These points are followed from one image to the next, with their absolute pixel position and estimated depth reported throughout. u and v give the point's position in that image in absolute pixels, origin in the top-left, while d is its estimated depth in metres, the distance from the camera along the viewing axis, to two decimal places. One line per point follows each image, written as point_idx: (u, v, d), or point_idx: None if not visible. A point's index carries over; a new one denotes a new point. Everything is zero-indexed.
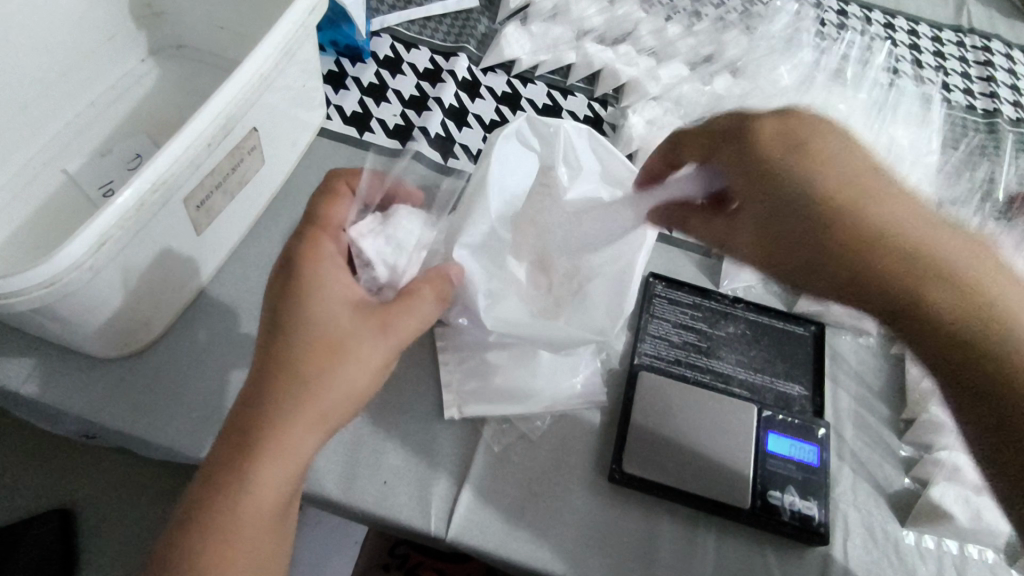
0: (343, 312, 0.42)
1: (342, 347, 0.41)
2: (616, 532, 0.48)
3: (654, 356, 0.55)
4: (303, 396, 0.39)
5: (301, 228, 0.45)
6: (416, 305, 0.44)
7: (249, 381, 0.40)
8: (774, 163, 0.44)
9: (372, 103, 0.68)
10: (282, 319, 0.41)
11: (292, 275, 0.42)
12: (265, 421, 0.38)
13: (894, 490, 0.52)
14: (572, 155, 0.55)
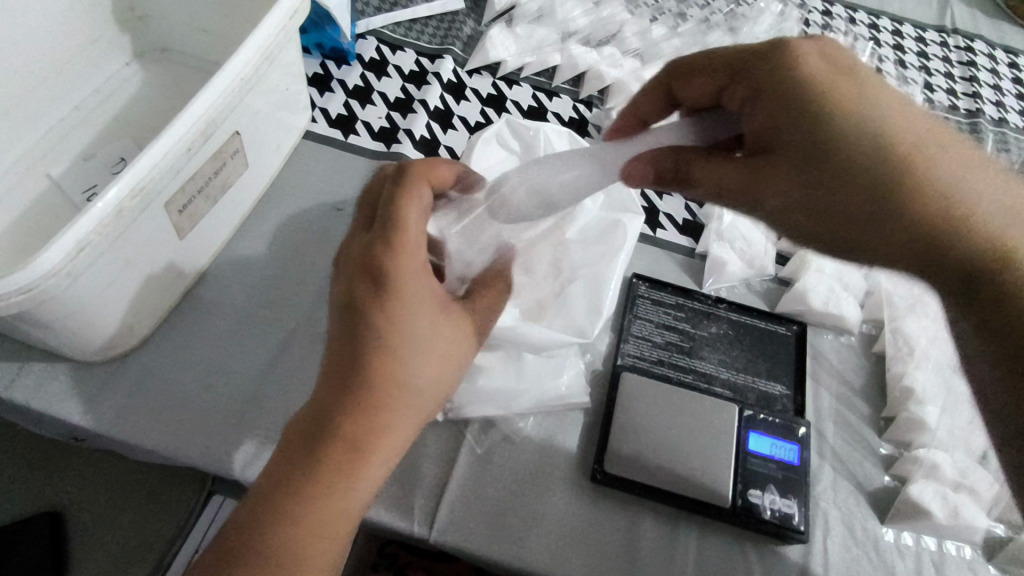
0: (445, 325, 0.41)
1: (447, 360, 0.41)
2: (599, 531, 0.48)
3: (637, 356, 0.55)
4: (407, 410, 0.39)
5: (384, 232, 0.39)
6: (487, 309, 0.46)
7: (359, 390, 0.37)
8: (795, 92, 0.42)
9: (357, 106, 0.68)
10: (390, 340, 0.38)
11: (396, 292, 0.38)
12: (375, 443, 0.38)
13: (874, 487, 0.52)
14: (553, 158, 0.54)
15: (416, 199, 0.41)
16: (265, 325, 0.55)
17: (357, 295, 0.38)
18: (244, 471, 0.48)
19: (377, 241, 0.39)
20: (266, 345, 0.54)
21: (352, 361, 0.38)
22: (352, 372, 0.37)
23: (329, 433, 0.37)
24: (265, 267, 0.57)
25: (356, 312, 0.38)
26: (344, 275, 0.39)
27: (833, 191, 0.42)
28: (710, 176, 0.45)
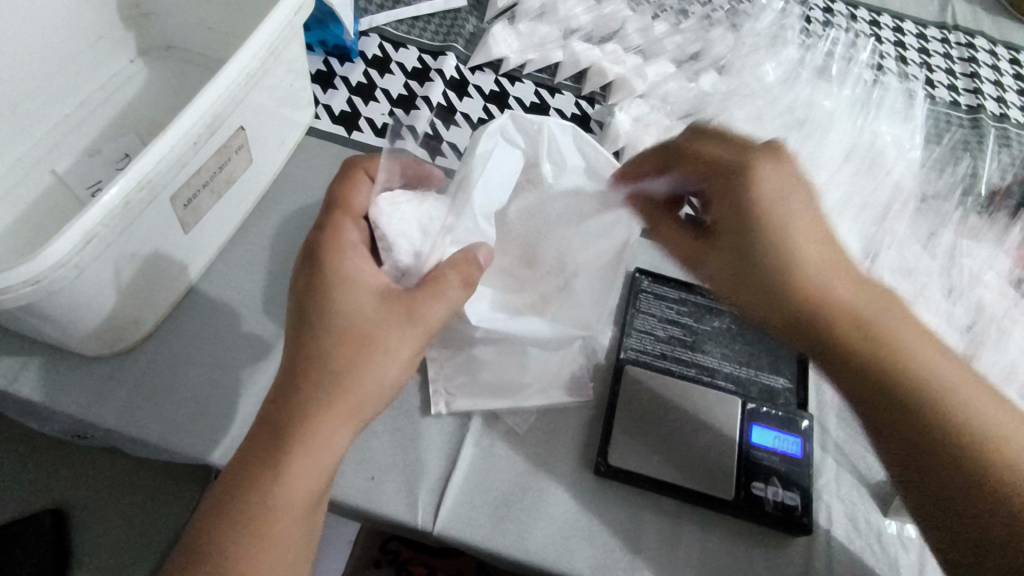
0: (368, 301, 0.43)
1: (367, 335, 0.42)
2: (601, 524, 0.48)
3: (640, 350, 0.55)
4: (330, 382, 0.40)
5: (320, 234, 0.45)
6: (442, 289, 0.44)
7: (285, 363, 0.41)
8: (800, 199, 0.46)
9: (360, 102, 0.68)
10: (303, 323, 0.42)
11: (318, 282, 0.43)
12: (298, 416, 0.40)
13: (877, 479, 0.52)
14: (555, 150, 0.53)
15: (350, 203, 0.47)
16: (269, 318, 0.55)
17: (297, 291, 0.44)
18: None
19: (313, 242, 0.45)
20: (270, 339, 0.54)
21: (289, 351, 0.42)
22: (287, 359, 0.42)
23: (267, 413, 0.41)
24: (268, 262, 0.58)
25: (300, 294, 0.43)
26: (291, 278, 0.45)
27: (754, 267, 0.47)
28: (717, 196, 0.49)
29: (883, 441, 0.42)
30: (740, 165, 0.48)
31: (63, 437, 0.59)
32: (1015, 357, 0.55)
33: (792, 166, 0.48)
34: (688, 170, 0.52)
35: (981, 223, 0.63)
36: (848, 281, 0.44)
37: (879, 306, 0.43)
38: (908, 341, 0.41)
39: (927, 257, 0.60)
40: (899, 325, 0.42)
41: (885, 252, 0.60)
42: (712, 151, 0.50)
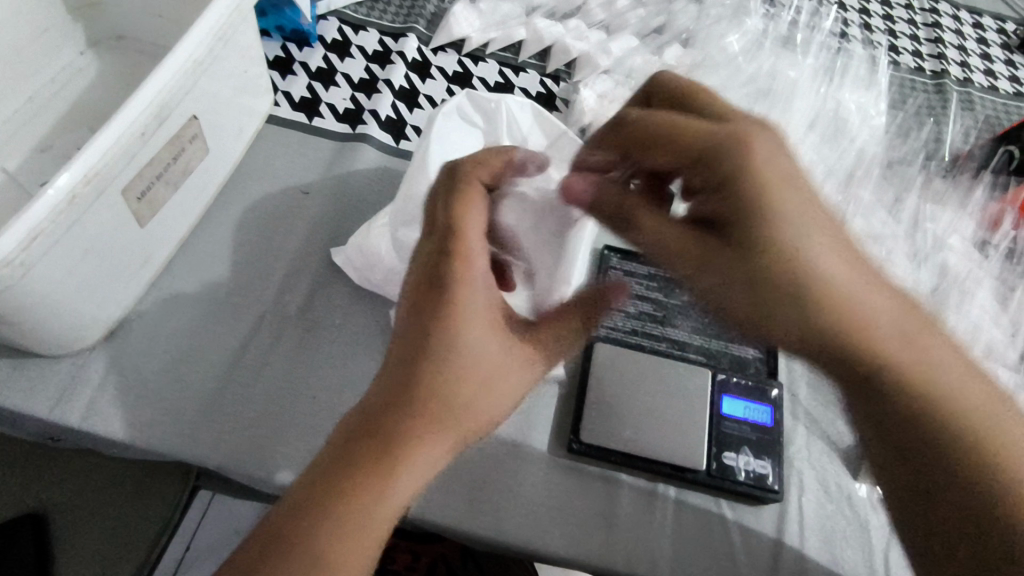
0: (492, 340, 0.39)
1: (498, 375, 0.39)
2: (576, 500, 0.48)
3: (611, 327, 0.55)
4: (452, 421, 0.36)
5: (445, 242, 0.39)
6: (554, 328, 0.44)
7: (399, 380, 0.36)
8: (774, 211, 0.37)
9: (321, 88, 0.67)
10: (462, 348, 0.37)
11: (445, 304, 0.38)
12: (411, 443, 0.35)
13: (847, 444, 0.53)
14: (515, 129, 0.52)
15: (474, 209, 0.41)
16: (234, 310, 0.54)
17: (414, 305, 0.38)
18: (218, 459, 0.47)
19: (434, 254, 0.39)
20: (235, 331, 0.53)
21: (402, 367, 0.37)
22: (401, 373, 0.36)
23: (370, 425, 0.35)
24: (232, 254, 0.56)
25: (417, 312, 0.38)
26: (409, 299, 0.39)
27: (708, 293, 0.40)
28: (653, 227, 0.42)
29: (874, 453, 0.41)
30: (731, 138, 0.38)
31: (33, 440, 0.57)
32: (978, 317, 0.55)
33: (759, 166, 0.37)
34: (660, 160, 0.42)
35: (945, 187, 0.63)
36: (867, 277, 0.38)
37: (863, 303, 0.37)
38: (900, 354, 0.37)
39: (892, 222, 0.61)
40: (936, 354, 0.38)
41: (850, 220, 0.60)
42: (667, 156, 0.41)
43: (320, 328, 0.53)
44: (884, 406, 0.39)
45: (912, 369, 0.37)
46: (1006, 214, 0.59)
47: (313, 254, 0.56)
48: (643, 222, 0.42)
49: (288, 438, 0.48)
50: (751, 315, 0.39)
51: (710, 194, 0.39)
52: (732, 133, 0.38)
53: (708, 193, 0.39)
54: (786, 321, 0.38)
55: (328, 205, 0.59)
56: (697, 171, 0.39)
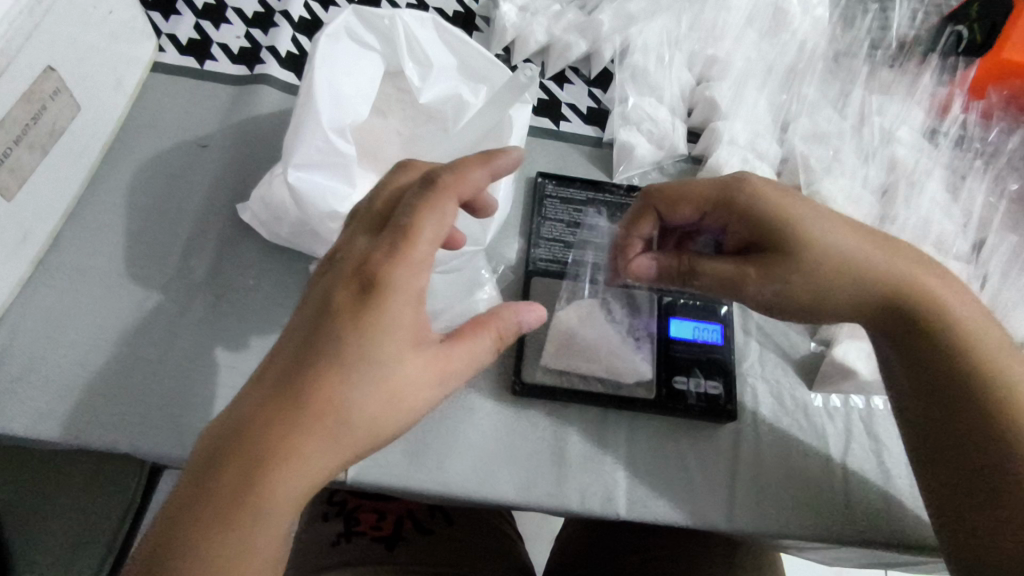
0: (408, 355, 0.33)
1: (400, 405, 0.33)
2: (524, 442, 0.46)
3: (549, 260, 0.52)
4: (328, 440, 0.32)
5: (391, 230, 0.34)
6: (471, 343, 0.36)
7: (297, 387, 0.32)
8: (776, 213, 0.42)
9: (210, 27, 0.60)
10: (359, 357, 0.32)
11: (368, 309, 0.32)
12: (279, 453, 0.31)
13: (801, 355, 0.51)
14: (417, 49, 0.47)
15: (442, 212, 0.35)
16: (134, 281, 0.49)
17: (333, 302, 0.33)
18: (132, 443, 0.44)
19: (379, 244, 0.34)
20: (140, 304, 0.48)
21: (295, 363, 0.32)
22: (294, 368, 0.32)
23: (241, 422, 0.31)
24: (127, 220, 0.51)
25: (327, 317, 0.33)
26: (327, 291, 0.34)
27: (767, 296, 0.44)
28: (720, 273, 0.44)
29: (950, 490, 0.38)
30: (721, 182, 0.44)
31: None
32: (928, 210, 0.53)
33: (773, 195, 0.43)
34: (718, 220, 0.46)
35: (892, 77, 0.60)
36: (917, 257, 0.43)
37: (887, 260, 0.42)
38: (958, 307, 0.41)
39: (837, 118, 0.57)
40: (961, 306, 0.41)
41: (795, 122, 0.57)
42: (687, 201, 0.46)
43: (235, 292, 0.49)
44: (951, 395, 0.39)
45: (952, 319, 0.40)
46: (955, 99, 0.57)
47: (219, 213, 0.52)
48: (703, 271, 0.44)
49: (210, 413, 0.45)
50: (817, 288, 0.42)
51: (743, 224, 0.44)
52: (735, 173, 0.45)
53: (734, 226, 0.45)
54: (838, 289, 0.42)
55: (231, 158, 0.54)
56: (723, 212, 0.44)
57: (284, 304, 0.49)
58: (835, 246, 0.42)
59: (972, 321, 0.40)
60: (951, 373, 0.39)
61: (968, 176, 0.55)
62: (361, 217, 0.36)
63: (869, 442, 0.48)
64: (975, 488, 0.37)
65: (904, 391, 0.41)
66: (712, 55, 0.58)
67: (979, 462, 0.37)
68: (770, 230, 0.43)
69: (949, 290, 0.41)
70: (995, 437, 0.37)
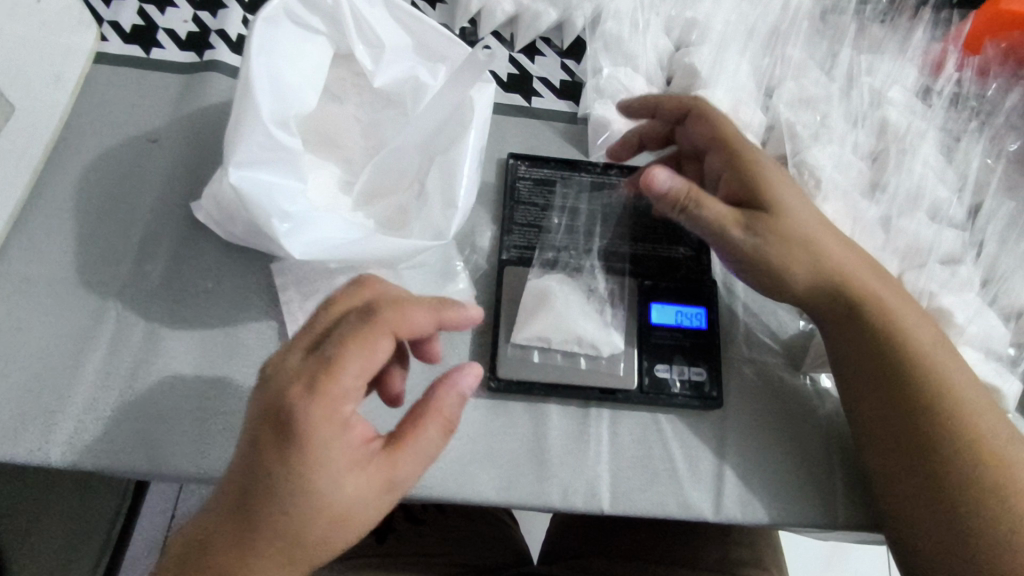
0: (349, 475, 0.33)
1: (347, 519, 0.34)
2: (502, 439, 0.44)
3: (523, 247, 0.49)
4: (284, 553, 0.33)
5: (317, 362, 0.34)
6: (415, 445, 0.36)
7: (238, 514, 0.32)
8: (761, 166, 0.44)
9: (155, 11, 0.56)
10: (295, 486, 0.32)
11: (296, 446, 0.32)
12: (241, 574, 0.32)
13: (789, 334, 0.49)
14: (365, 27, 0.43)
15: (372, 348, 0.35)
16: (87, 290, 0.46)
17: (259, 436, 0.33)
18: (94, 460, 0.42)
19: (303, 373, 0.34)
20: (94, 313, 0.45)
21: (237, 491, 0.33)
22: (236, 498, 0.33)
23: (201, 543, 0.33)
24: (75, 225, 0.48)
25: (255, 451, 0.33)
26: (256, 422, 0.34)
27: (748, 245, 0.42)
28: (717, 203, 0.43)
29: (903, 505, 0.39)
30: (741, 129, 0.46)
31: None
32: (921, 176, 0.50)
33: (760, 155, 0.45)
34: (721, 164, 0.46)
35: (883, 33, 0.56)
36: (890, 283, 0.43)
37: (838, 242, 0.43)
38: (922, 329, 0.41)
39: (825, 81, 0.54)
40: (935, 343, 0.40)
41: (780, 87, 0.54)
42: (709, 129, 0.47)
43: (194, 296, 0.46)
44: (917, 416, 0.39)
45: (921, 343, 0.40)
46: (949, 56, 0.54)
47: (174, 213, 0.49)
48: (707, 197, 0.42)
49: (174, 425, 0.43)
50: (794, 238, 0.42)
51: (733, 173, 0.45)
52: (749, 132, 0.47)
53: (728, 173, 0.45)
54: (799, 255, 0.42)
55: (184, 152, 0.51)
56: (724, 154, 0.45)
57: (247, 306, 0.47)
58: (808, 224, 0.42)
59: (911, 316, 0.41)
60: (887, 361, 0.40)
61: (963, 137, 0.52)
62: (303, 333, 0.36)
63: None
64: (914, 468, 0.38)
65: (846, 368, 0.42)
66: (691, 19, 0.55)
67: (912, 449, 0.38)
68: (756, 181, 0.43)
69: (884, 285, 0.42)
70: (928, 421, 0.38)
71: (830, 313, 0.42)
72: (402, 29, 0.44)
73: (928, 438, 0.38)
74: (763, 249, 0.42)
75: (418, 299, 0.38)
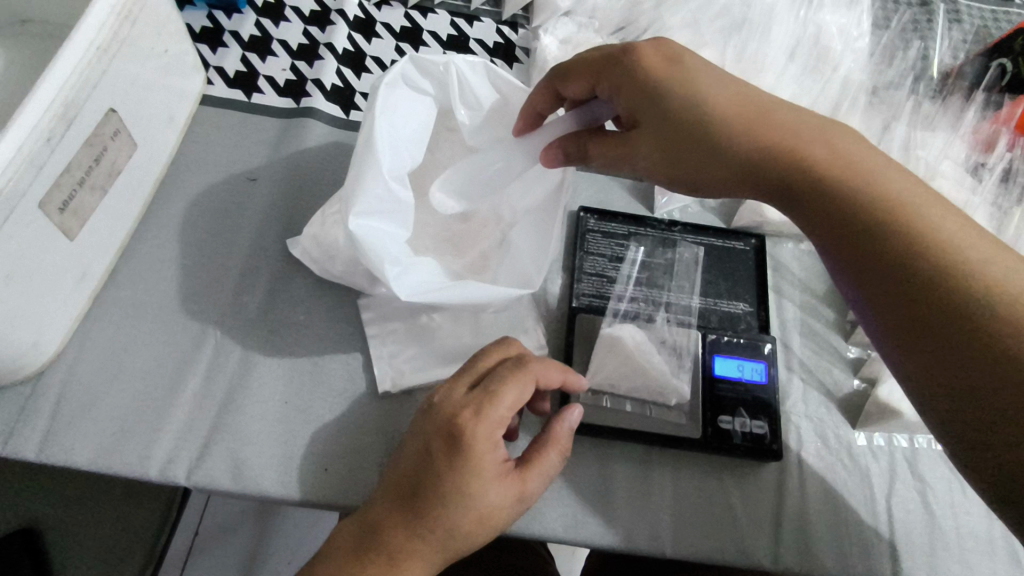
0: (494, 484, 0.40)
1: (487, 520, 0.40)
2: (571, 480, 0.46)
3: (594, 295, 0.52)
4: (436, 546, 0.40)
5: (479, 395, 0.41)
6: (541, 467, 0.43)
7: (406, 505, 0.40)
8: (679, 80, 0.42)
9: (256, 59, 0.61)
10: (453, 489, 0.39)
11: (461, 458, 0.39)
12: (404, 557, 0.39)
13: (844, 393, 0.51)
14: (468, 92, 0.47)
15: (521, 389, 0.42)
16: (188, 316, 0.49)
17: (430, 447, 0.40)
18: (190, 477, 0.44)
19: (467, 401, 0.41)
20: (194, 338, 0.49)
21: (409, 490, 0.40)
22: (407, 494, 0.40)
23: (374, 528, 0.40)
24: (181, 253, 0.52)
25: (427, 458, 0.40)
26: (427, 434, 0.41)
27: (717, 141, 0.41)
28: (608, 152, 0.45)
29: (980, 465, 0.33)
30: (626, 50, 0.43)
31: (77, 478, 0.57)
32: None
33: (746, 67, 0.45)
34: (632, 79, 0.43)
35: (934, 109, 0.60)
36: (951, 216, 0.37)
37: (834, 135, 0.40)
38: (978, 259, 0.35)
39: None
40: (996, 268, 0.35)
41: None
42: (584, 82, 0.45)
43: (286, 327, 0.50)
44: (945, 344, 0.34)
45: (928, 270, 0.35)
46: (1001, 135, 0.56)
47: (268, 248, 0.52)
48: (636, 139, 0.44)
49: (263, 448, 0.46)
50: (744, 118, 0.41)
51: (702, 75, 0.42)
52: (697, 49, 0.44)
53: (692, 73, 0.42)
54: (759, 158, 0.40)
55: (279, 192, 0.55)
56: (678, 63, 0.43)
57: (333, 338, 0.50)
58: (750, 129, 0.41)
59: (911, 199, 0.38)
60: (881, 277, 0.36)
61: (1013, 211, 0.55)
62: (459, 371, 0.44)
63: (914, 483, 0.48)
64: (949, 355, 0.34)
65: (888, 302, 0.36)
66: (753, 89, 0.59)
67: (975, 376, 0.33)
68: (699, 87, 0.42)
69: (901, 181, 0.39)
70: (981, 347, 0.33)
71: (839, 228, 0.38)
72: (496, 96, 0.48)
73: (939, 302, 0.34)
74: (724, 142, 0.41)
75: (551, 359, 0.45)
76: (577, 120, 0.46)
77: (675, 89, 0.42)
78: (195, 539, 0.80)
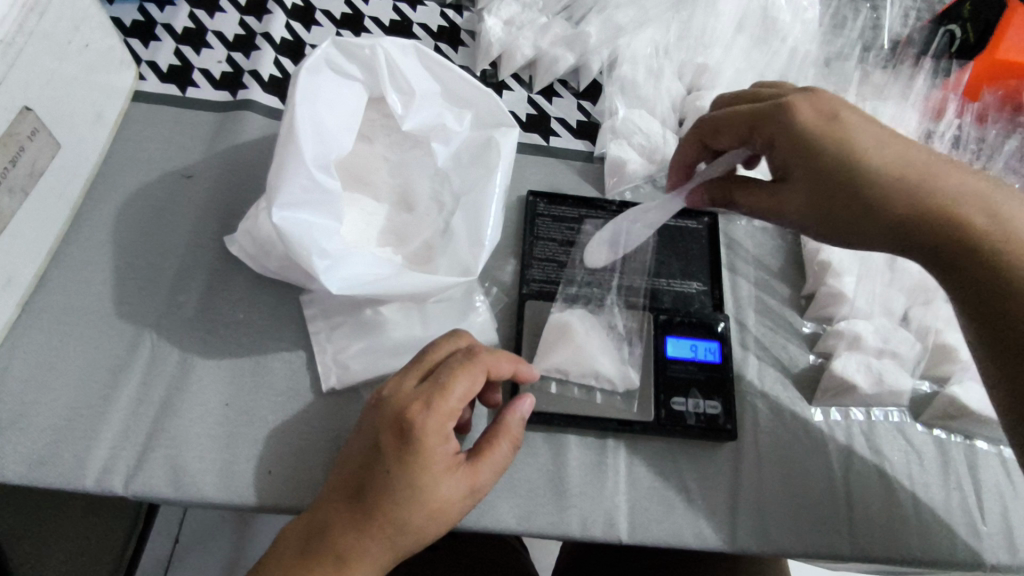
0: (446, 478, 0.39)
1: (440, 514, 0.39)
2: (523, 470, 0.45)
3: (544, 281, 0.51)
4: (387, 543, 0.38)
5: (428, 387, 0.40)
6: (492, 457, 0.42)
7: (357, 503, 0.39)
8: (839, 147, 0.40)
9: (190, 52, 0.58)
10: (404, 484, 0.38)
11: (409, 451, 0.38)
12: (354, 556, 0.38)
13: (800, 368, 0.51)
14: (399, 76, 0.46)
15: (471, 381, 0.41)
16: (122, 320, 0.48)
17: (379, 442, 0.39)
18: (128, 486, 0.43)
19: (416, 395, 0.40)
20: (130, 342, 0.47)
21: (358, 486, 0.39)
22: (357, 492, 0.39)
23: (324, 527, 0.39)
24: (116, 256, 0.50)
25: (377, 453, 0.39)
26: (377, 429, 0.40)
27: (846, 210, 0.40)
28: (755, 202, 0.45)
29: None
30: (759, 118, 0.43)
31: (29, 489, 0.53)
32: None
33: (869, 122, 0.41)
34: (785, 141, 0.41)
35: (886, 78, 0.59)
36: None
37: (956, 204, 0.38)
38: None
39: None
40: None
41: None
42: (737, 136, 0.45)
43: (227, 326, 0.48)
44: None
45: None
46: (950, 102, 0.56)
47: (207, 246, 0.51)
48: (785, 196, 0.43)
49: (204, 453, 0.44)
50: (893, 179, 0.39)
51: (848, 136, 0.40)
52: (831, 106, 0.41)
53: (787, 148, 0.41)
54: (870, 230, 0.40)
55: (217, 189, 0.53)
56: (828, 122, 0.41)
57: (276, 336, 0.49)
58: (882, 199, 0.39)
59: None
60: None
61: None
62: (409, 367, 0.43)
63: (871, 456, 0.48)
64: None
65: None
66: (701, 65, 0.58)
67: None
68: (860, 144, 0.40)
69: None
70: None
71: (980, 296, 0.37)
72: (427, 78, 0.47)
73: None
74: (895, 204, 0.39)
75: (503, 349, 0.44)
76: (725, 167, 0.48)
77: (837, 147, 0.40)
78: (176, 548, 0.78)
